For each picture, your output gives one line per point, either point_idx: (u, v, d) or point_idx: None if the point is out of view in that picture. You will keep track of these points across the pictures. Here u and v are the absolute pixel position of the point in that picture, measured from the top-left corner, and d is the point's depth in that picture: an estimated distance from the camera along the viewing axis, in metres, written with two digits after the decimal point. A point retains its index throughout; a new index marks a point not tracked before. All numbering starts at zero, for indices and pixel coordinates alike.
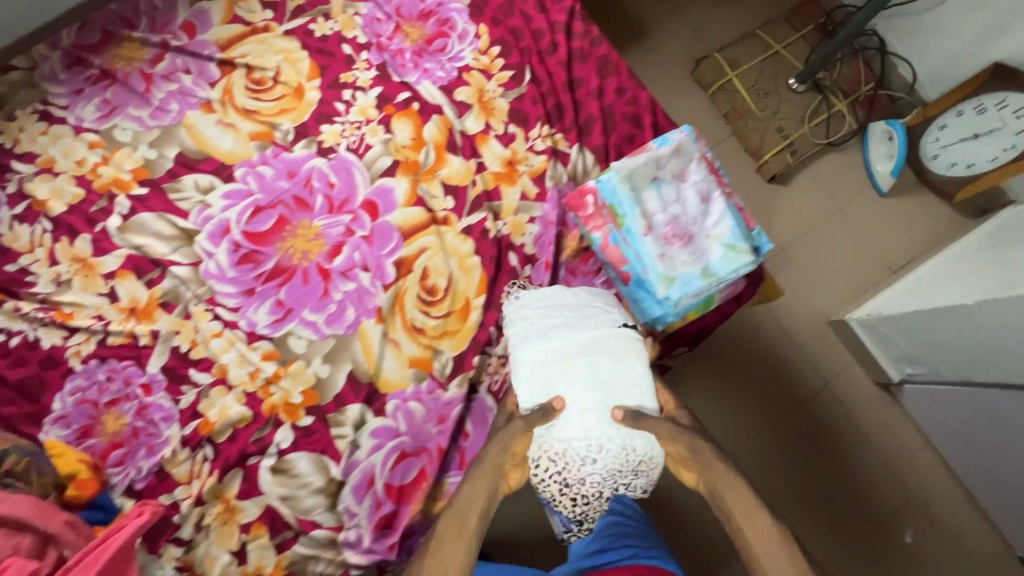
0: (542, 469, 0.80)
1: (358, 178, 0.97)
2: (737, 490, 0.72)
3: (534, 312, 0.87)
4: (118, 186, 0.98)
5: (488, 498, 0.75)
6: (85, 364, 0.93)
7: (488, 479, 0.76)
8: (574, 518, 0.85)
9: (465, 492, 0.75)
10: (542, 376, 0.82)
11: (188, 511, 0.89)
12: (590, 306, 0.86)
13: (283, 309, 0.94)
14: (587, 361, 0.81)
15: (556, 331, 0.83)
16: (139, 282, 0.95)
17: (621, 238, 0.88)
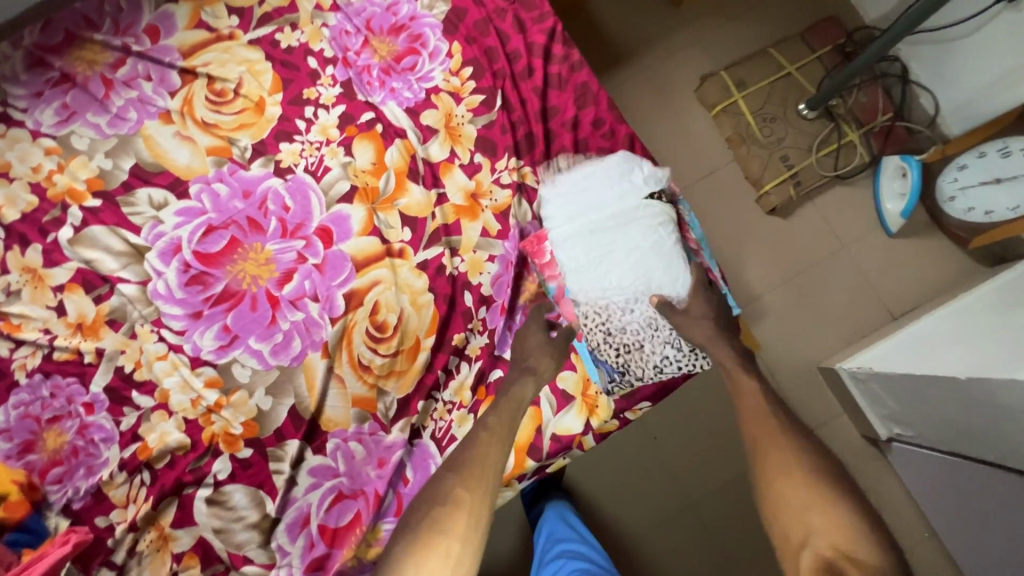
0: (584, 322, 0.85)
1: (314, 202, 0.93)
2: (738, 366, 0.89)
3: (567, 189, 0.87)
4: (71, 197, 0.95)
5: (528, 399, 0.85)
6: (30, 378, 0.91)
7: (531, 384, 0.85)
8: (619, 370, 0.85)
9: (510, 393, 0.84)
10: (569, 246, 0.84)
11: (121, 536, 0.87)
12: (623, 178, 0.86)
13: (228, 336, 0.91)
14: (614, 226, 0.83)
15: (581, 204, 0.85)
16: (87, 297, 0.93)
17: None
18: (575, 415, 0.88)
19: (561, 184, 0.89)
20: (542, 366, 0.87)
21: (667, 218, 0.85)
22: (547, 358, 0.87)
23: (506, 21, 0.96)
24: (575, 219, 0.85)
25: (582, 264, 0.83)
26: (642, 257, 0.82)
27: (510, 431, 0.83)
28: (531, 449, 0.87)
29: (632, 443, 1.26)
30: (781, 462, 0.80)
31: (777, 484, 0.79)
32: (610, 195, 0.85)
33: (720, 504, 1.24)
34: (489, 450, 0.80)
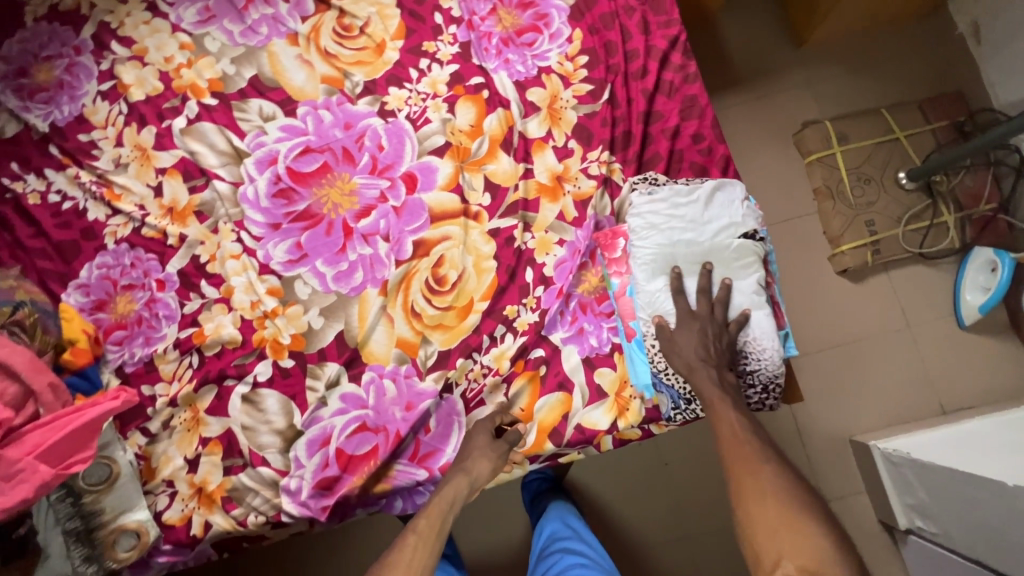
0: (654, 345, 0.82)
1: (407, 149, 0.97)
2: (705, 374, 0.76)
3: (661, 208, 0.83)
4: (192, 91, 1.03)
5: (460, 502, 0.80)
6: (117, 245, 1.00)
7: (461, 484, 0.81)
8: (686, 396, 0.82)
9: (439, 494, 0.81)
10: (653, 267, 0.82)
11: (160, 408, 0.94)
12: (719, 209, 0.83)
13: (299, 252, 0.96)
14: (702, 259, 0.81)
15: (674, 228, 0.82)
16: (183, 185, 1.00)
17: None
18: (602, 412, 0.86)
19: (660, 194, 0.84)
20: (477, 467, 0.82)
21: (757, 259, 0.82)
22: (484, 461, 0.83)
23: (632, 18, 0.97)
24: (665, 241, 0.82)
25: (661, 290, 0.81)
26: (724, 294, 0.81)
27: (436, 538, 0.76)
28: (552, 432, 0.87)
29: (643, 463, 1.25)
30: (765, 504, 0.63)
31: (748, 487, 0.66)
32: (704, 225, 0.82)
33: (716, 549, 1.22)
34: (413, 553, 0.72)
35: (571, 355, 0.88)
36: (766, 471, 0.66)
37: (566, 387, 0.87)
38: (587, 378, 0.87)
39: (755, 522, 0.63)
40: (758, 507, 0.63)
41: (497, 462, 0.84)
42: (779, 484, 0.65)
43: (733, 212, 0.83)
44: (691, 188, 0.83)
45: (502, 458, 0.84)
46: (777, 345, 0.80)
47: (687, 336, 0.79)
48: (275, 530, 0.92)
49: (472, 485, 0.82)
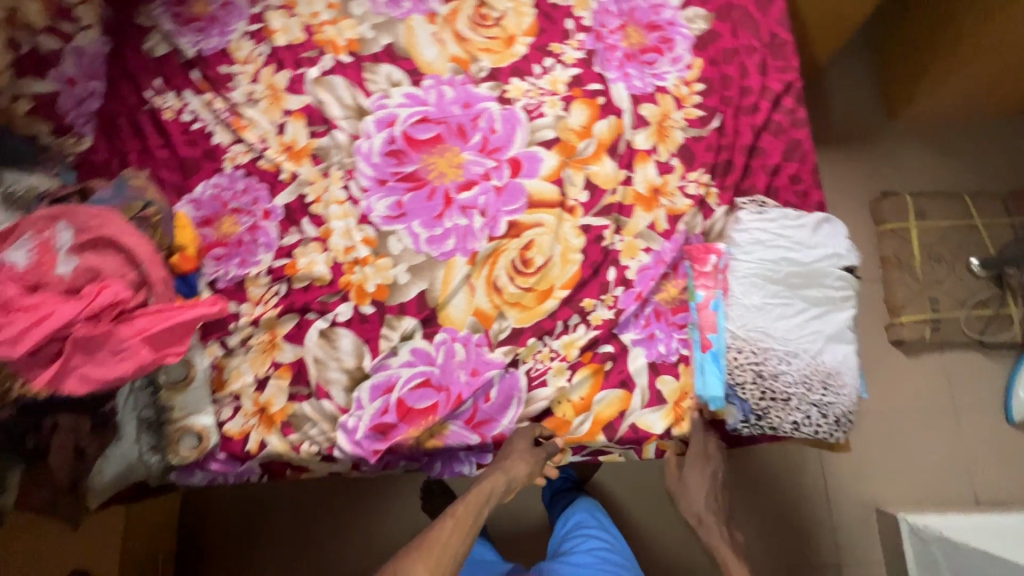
0: (740, 357, 0.86)
1: (518, 136, 1.03)
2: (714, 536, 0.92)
3: (769, 230, 0.90)
4: (331, 47, 1.11)
5: (495, 497, 0.86)
6: (233, 170, 1.07)
7: (498, 481, 0.86)
8: (757, 412, 0.86)
9: (477, 487, 0.87)
10: (752, 282, 0.88)
11: (242, 326, 1.00)
12: (824, 243, 0.90)
13: (399, 211, 1.02)
14: (800, 285, 0.88)
15: (779, 252, 0.89)
16: (304, 128, 1.08)
17: (722, 308, 0.89)
18: (659, 416, 0.89)
19: (770, 218, 0.91)
20: (515, 468, 0.87)
21: (850, 295, 0.89)
22: (523, 462, 0.88)
23: (752, 58, 1.02)
24: (767, 262, 0.89)
25: (755, 306, 0.87)
26: (815, 322, 0.87)
27: (470, 527, 0.82)
28: (607, 426, 0.90)
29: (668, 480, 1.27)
30: None
31: None
32: (807, 254, 0.89)
33: None
34: (450, 535, 0.79)
35: (638, 356, 0.91)
36: None
37: (628, 386, 0.91)
38: (649, 381, 0.90)
39: None
40: None
41: (533, 467, 0.88)
42: None
43: (837, 248, 0.90)
44: (801, 219, 0.91)
45: (538, 464, 0.89)
46: (855, 380, 0.86)
47: (694, 476, 0.92)
48: (322, 465, 0.97)
49: (509, 483, 0.87)
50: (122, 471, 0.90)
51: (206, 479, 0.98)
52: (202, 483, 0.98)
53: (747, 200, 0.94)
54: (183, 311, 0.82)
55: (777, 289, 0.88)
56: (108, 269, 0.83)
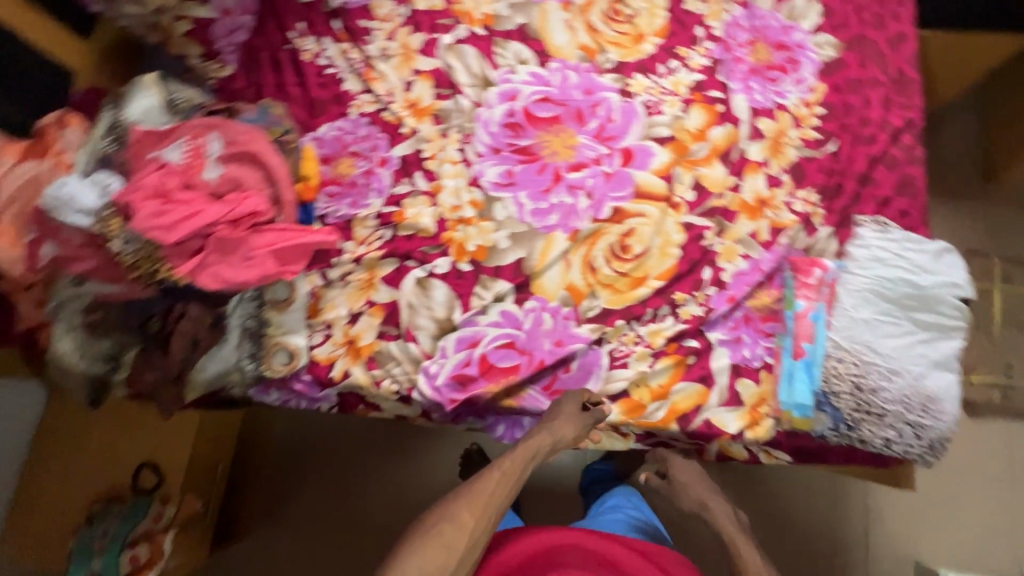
0: (841, 366, 0.88)
1: (634, 128, 1.06)
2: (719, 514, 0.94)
3: (886, 251, 0.93)
4: (467, 18, 1.16)
5: (541, 455, 0.85)
6: (358, 117, 1.13)
7: (545, 440, 0.85)
8: (848, 422, 0.88)
9: (525, 442, 0.85)
10: (862, 297, 0.91)
11: (344, 261, 1.05)
12: (941, 271, 0.92)
13: (509, 179, 1.06)
14: (910, 307, 0.90)
15: (894, 272, 0.91)
16: (430, 89, 1.13)
17: (821, 320, 0.91)
18: (734, 417, 0.91)
19: (890, 240, 0.94)
20: (562, 430, 0.87)
21: (962, 326, 0.90)
22: (571, 425, 0.87)
23: (877, 92, 1.04)
24: (880, 280, 0.91)
25: (862, 319, 0.89)
26: (921, 345, 0.89)
27: (515, 482, 0.81)
28: (682, 416, 0.92)
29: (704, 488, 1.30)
30: None
31: None
32: (922, 279, 0.91)
33: None
34: (495, 489, 0.78)
35: (722, 356, 0.94)
36: None
37: (707, 382, 0.93)
38: (729, 381, 0.93)
39: None
40: None
41: (580, 431, 0.88)
42: None
43: (954, 278, 0.91)
44: (920, 245, 0.93)
45: (586, 426, 0.89)
46: (955, 408, 0.87)
47: (687, 470, 0.98)
48: (396, 404, 1.02)
49: (555, 443, 0.86)
50: (221, 372, 0.95)
51: (279, 401, 1.04)
52: (276, 404, 1.03)
53: (869, 219, 0.96)
54: (311, 234, 0.88)
55: (886, 308, 0.90)
56: (249, 182, 0.89)
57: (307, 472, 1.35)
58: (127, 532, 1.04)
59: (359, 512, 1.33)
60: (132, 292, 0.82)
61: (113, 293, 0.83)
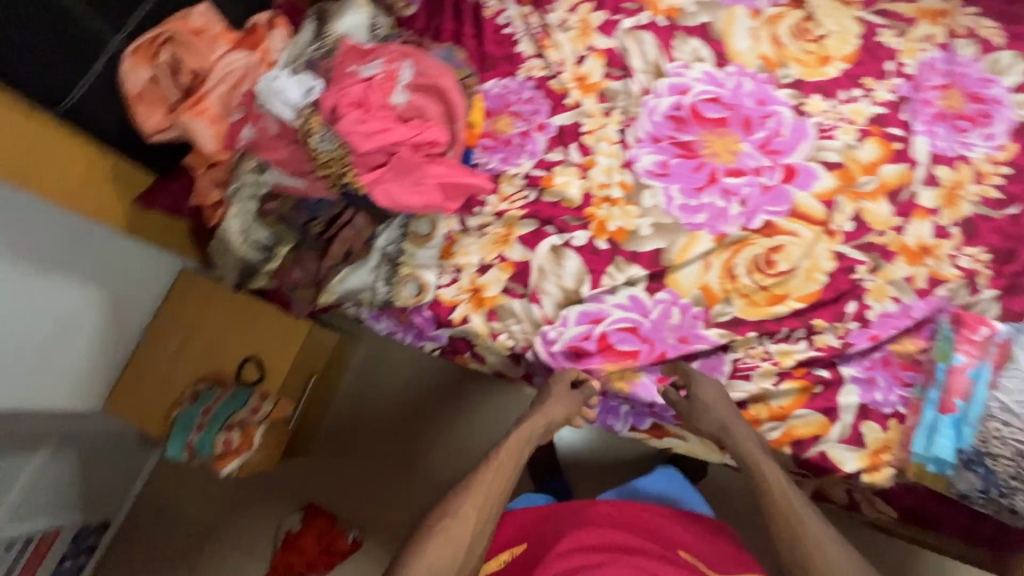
0: (1005, 429, 0.83)
1: (801, 147, 1.04)
2: (744, 434, 0.88)
3: None
4: (652, 6, 1.16)
5: (536, 437, 0.91)
6: (524, 80, 1.15)
7: (539, 422, 0.92)
8: (1002, 487, 0.83)
9: (519, 428, 0.91)
10: None
11: (485, 213, 1.07)
12: None
13: (664, 170, 1.06)
14: None
15: None
16: (601, 68, 1.14)
17: (980, 378, 0.86)
18: (853, 457, 0.89)
19: None
20: (554, 410, 0.94)
21: None
22: (562, 406, 0.94)
23: None
24: None
25: None
26: None
27: (515, 463, 0.86)
28: (796, 442, 0.91)
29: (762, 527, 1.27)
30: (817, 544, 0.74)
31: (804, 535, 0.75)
32: None
33: None
34: (496, 473, 0.82)
35: (851, 393, 0.91)
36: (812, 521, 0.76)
37: (830, 415, 0.91)
38: (854, 420, 0.90)
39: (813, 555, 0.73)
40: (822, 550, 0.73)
41: (570, 410, 0.95)
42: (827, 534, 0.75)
43: None
44: None
45: (573, 406, 0.96)
46: None
47: (710, 388, 0.91)
48: (503, 360, 1.05)
49: (548, 424, 0.93)
50: (354, 288, 0.98)
51: (385, 331, 1.10)
52: (382, 332, 1.10)
53: None
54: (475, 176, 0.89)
55: None
56: (430, 114, 0.92)
57: (366, 413, 1.47)
58: (228, 412, 1.09)
59: (417, 451, 1.43)
60: (308, 188, 0.88)
61: (295, 188, 0.89)
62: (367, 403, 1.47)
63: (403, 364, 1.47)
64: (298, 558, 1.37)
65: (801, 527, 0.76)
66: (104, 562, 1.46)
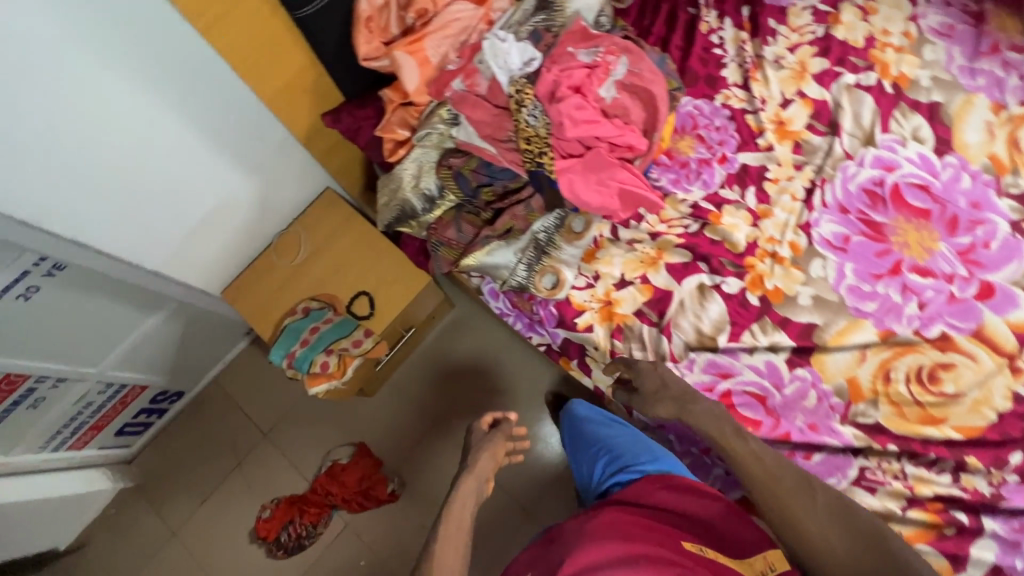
0: None
1: (1008, 268, 0.93)
2: (708, 412, 0.87)
3: None
4: (881, 68, 1.07)
5: (476, 497, 0.89)
6: (720, 106, 1.09)
7: (472, 484, 0.90)
8: None
9: (456, 493, 0.88)
10: None
11: (639, 230, 1.03)
12: None
13: (843, 243, 0.98)
14: None
15: None
16: (806, 117, 1.07)
17: None
18: None
19: None
20: (482, 464, 0.93)
21: None
22: (488, 458, 0.95)
23: None
24: None
25: None
26: None
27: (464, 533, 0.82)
28: None
29: None
30: (805, 519, 0.74)
31: (794, 510, 0.75)
32: None
33: None
34: (450, 553, 0.78)
35: (988, 549, 0.81)
36: (794, 490, 0.77)
37: (956, 563, 0.81)
38: None
39: (809, 530, 0.73)
40: (811, 520, 0.74)
41: (494, 454, 0.96)
42: (811, 504, 0.75)
43: None
44: None
45: (497, 446, 0.97)
46: None
47: (651, 368, 0.93)
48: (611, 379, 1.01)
49: (479, 482, 0.91)
50: (495, 264, 0.96)
51: (497, 311, 1.10)
52: (495, 311, 1.10)
53: None
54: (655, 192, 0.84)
55: None
56: (633, 117, 0.89)
57: (436, 373, 1.49)
58: (332, 337, 1.12)
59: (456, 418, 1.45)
60: (497, 155, 0.91)
61: (483, 150, 0.91)
62: (439, 364, 1.49)
63: (481, 338, 1.49)
64: (337, 489, 1.39)
65: (786, 499, 0.76)
66: (153, 441, 1.53)
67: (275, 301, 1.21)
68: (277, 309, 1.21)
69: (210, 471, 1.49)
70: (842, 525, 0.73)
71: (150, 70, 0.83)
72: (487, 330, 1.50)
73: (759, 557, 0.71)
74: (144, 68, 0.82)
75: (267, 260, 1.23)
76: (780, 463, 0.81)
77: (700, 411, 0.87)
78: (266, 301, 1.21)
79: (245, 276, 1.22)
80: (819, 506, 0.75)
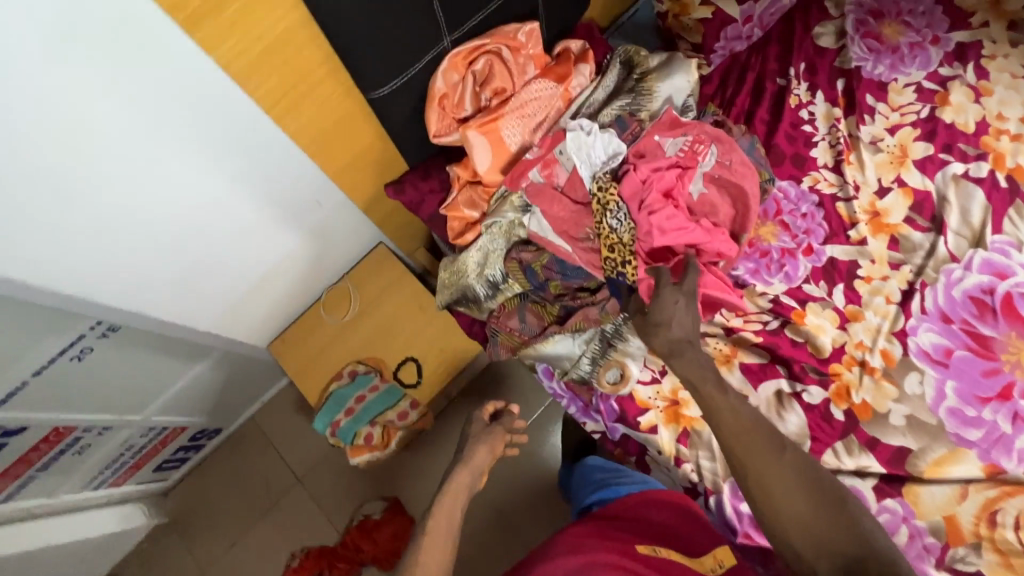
0: None
1: None
2: (692, 361, 0.75)
3: None
4: (995, 158, 0.97)
5: (469, 487, 0.87)
6: (807, 190, 1.01)
7: (465, 476, 0.89)
8: None
9: (449, 483, 0.86)
10: None
11: (712, 325, 0.96)
12: None
13: (943, 356, 0.88)
14: None
15: None
16: (905, 209, 0.97)
17: None
18: None
19: None
20: (477, 457, 0.92)
21: None
22: (483, 450, 0.94)
23: None
24: None
25: None
26: None
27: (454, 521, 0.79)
28: None
29: None
30: (776, 487, 0.65)
31: (765, 475, 0.66)
32: None
33: None
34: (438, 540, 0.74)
35: None
36: (771, 451, 0.67)
37: None
38: None
39: (779, 501, 0.64)
40: (783, 489, 0.64)
41: (490, 446, 0.95)
42: (786, 470, 0.66)
43: None
44: None
45: (496, 439, 0.96)
46: None
47: (667, 303, 0.76)
48: (672, 484, 0.91)
49: (474, 473, 0.90)
50: (558, 354, 0.92)
51: (550, 390, 1.01)
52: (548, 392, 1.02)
53: None
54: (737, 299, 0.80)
55: None
56: (721, 216, 0.82)
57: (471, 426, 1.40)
58: (376, 409, 1.09)
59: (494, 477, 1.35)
60: (573, 254, 0.85)
61: (558, 248, 0.85)
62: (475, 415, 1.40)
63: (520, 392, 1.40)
64: (369, 546, 1.34)
65: (760, 465, 0.67)
66: (186, 476, 1.52)
67: (321, 360, 1.18)
68: (323, 368, 1.18)
69: (242, 510, 1.48)
70: (817, 499, 0.63)
71: (220, 150, 0.79)
72: (527, 384, 1.40)
73: (709, 556, 0.76)
74: (217, 148, 0.78)
75: (315, 316, 1.20)
76: (758, 421, 0.71)
77: (686, 358, 0.75)
78: (312, 359, 1.18)
79: (294, 332, 1.20)
80: (793, 475, 0.65)
